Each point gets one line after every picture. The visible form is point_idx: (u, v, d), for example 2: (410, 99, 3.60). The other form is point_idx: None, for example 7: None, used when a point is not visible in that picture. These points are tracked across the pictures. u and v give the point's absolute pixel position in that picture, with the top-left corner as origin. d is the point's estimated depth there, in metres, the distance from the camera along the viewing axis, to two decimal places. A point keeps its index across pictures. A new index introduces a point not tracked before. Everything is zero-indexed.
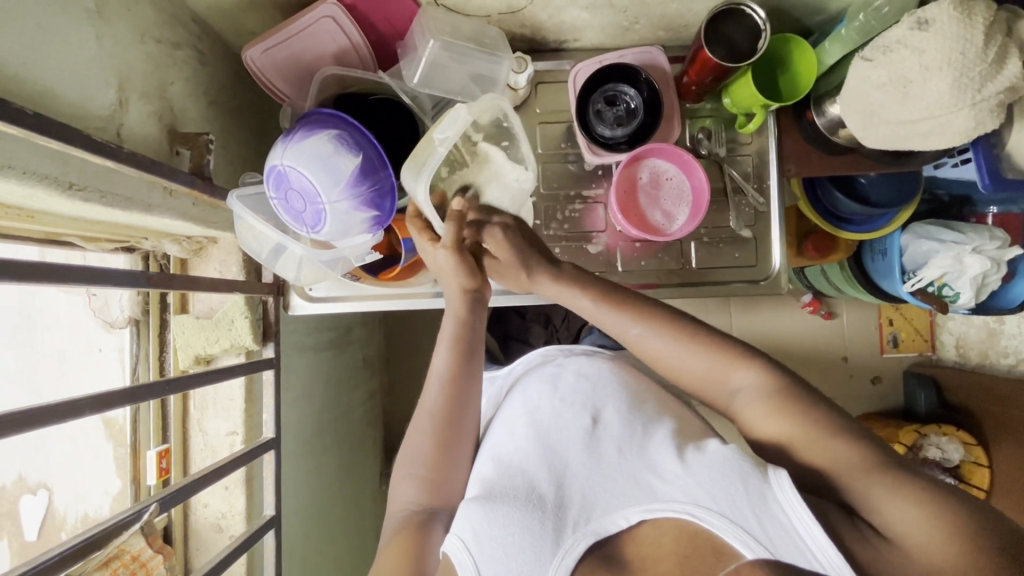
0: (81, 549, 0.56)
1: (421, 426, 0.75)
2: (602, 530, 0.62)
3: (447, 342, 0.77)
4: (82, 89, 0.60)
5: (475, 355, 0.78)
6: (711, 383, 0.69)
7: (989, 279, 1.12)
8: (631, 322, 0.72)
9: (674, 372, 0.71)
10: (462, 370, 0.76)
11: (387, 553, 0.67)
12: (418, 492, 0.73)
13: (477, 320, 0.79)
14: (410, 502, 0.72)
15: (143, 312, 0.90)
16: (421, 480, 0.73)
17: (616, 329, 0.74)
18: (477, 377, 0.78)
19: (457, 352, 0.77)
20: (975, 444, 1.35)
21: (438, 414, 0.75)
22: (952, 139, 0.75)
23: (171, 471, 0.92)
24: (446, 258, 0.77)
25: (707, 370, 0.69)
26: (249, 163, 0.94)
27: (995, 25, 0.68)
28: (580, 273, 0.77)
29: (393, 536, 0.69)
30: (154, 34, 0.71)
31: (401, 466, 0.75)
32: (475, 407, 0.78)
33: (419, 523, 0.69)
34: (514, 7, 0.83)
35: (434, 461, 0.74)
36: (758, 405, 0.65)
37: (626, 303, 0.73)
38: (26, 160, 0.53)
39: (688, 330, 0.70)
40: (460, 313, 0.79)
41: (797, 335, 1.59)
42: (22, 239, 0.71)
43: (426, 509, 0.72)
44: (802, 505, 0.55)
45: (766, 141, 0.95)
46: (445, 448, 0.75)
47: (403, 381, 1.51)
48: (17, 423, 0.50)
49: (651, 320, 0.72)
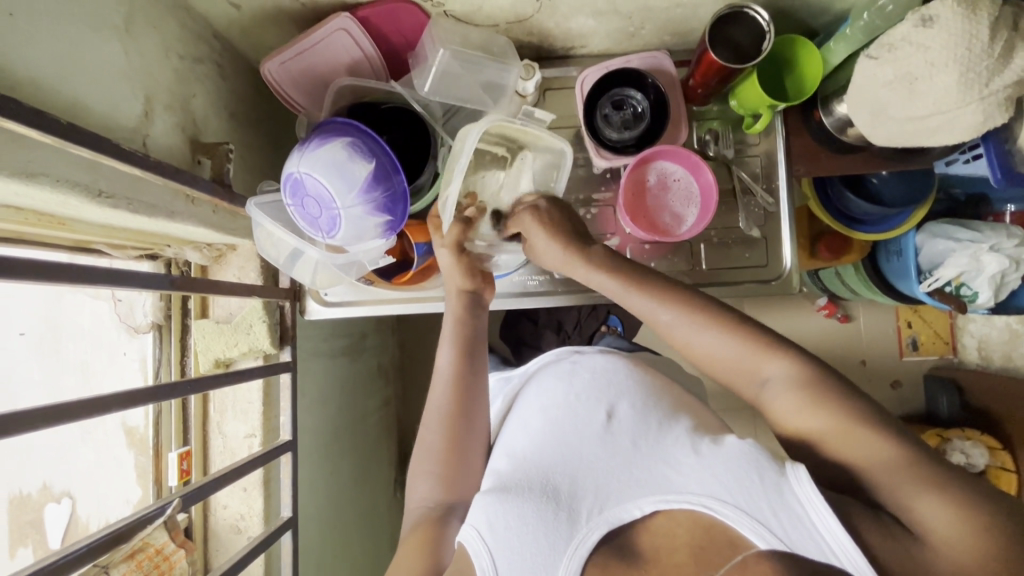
0: (108, 541, 0.58)
1: (432, 425, 0.78)
2: (617, 519, 0.62)
3: (450, 342, 0.81)
4: (112, 101, 0.63)
5: (476, 353, 0.81)
6: (741, 372, 0.68)
7: (1009, 279, 1.10)
8: (663, 308, 0.72)
9: (709, 361, 0.70)
10: (466, 368, 0.80)
11: (406, 550, 0.69)
12: (434, 488, 0.74)
13: (476, 319, 0.83)
14: (427, 498, 0.74)
15: (165, 317, 0.93)
16: (436, 478, 0.75)
17: (645, 313, 0.73)
18: (480, 375, 0.81)
19: (460, 351, 0.80)
20: (1001, 449, 1.32)
21: (446, 412, 0.77)
22: (961, 135, 0.75)
23: (191, 472, 0.94)
24: (447, 256, 0.81)
25: (738, 358, 0.68)
26: (266, 173, 0.97)
27: (1003, 17, 0.68)
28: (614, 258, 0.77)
29: (412, 531, 0.71)
30: (178, 49, 0.74)
31: (418, 463, 0.77)
32: (484, 412, 0.80)
33: (436, 517, 0.71)
34: (521, 16, 0.85)
35: (446, 458, 0.76)
36: (786, 397, 0.64)
37: (649, 286, 0.73)
38: (59, 169, 0.56)
39: (720, 318, 0.69)
40: (459, 313, 0.82)
41: (813, 339, 1.57)
42: (52, 246, 0.74)
43: (442, 505, 0.73)
44: (819, 496, 0.55)
45: (774, 142, 0.96)
46: (457, 443, 0.76)
47: (417, 387, 1.53)
48: (48, 416, 0.53)
49: (686, 306, 0.71)
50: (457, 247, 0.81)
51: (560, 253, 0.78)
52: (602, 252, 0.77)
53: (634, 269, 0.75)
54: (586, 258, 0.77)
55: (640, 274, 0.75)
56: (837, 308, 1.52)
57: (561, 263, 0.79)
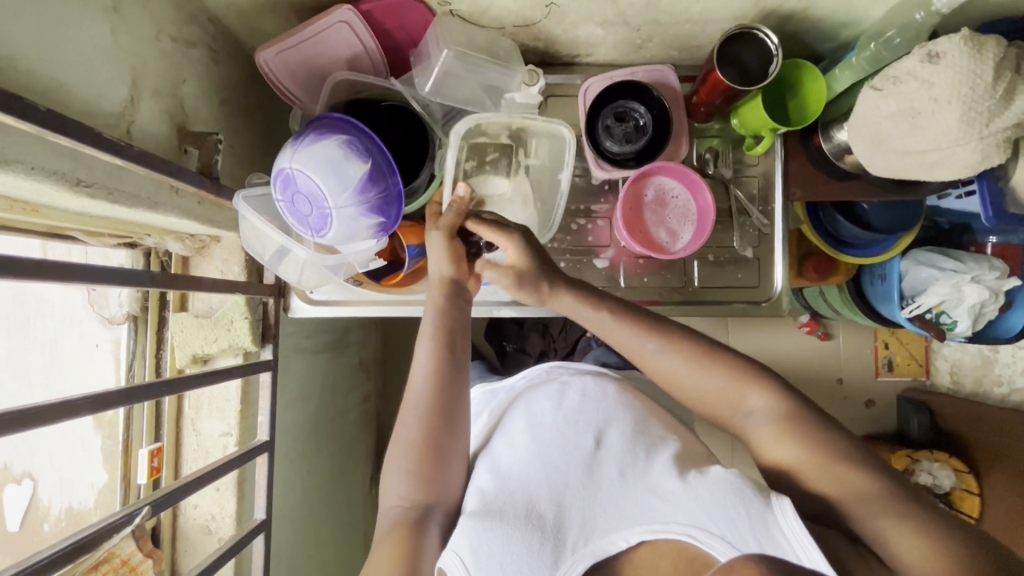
0: (71, 552, 0.55)
1: (408, 420, 0.73)
2: (601, 552, 0.62)
3: (429, 335, 0.76)
4: (96, 85, 0.59)
5: (457, 347, 0.76)
6: (724, 402, 0.68)
7: (987, 309, 1.12)
8: (646, 337, 0.71)
9: (691, 393, 0.70)
10: (446, 362, 0.75)
11: (380, 555, 0.64)
12: (409, 487, 0.70)
13: (456, 311, 0.78)
14: (404, 497, 0.70)
15: (141, 309, 0.91)
16: (412, 476, 0.71)
17: (631, 345, 0.72)
18: (461, 371, 0.77)
19: (439, 344, 0.75)
20: (967, 472, 1.35)
21: (424, 406, 0.73)
22: (958, 172, 0.75)
23: (161, 470, 0.91)
24: (438, 240, 0.77)
25: (717, 389, 0.68)
26: (257, 163, 0.94)
27: (1006, 60, 0.68)
28: (589, 286, 0.76)
29: (385, 535, 0.67)
30: (169, 32, 0.71)
31: (392, 461, 0.73)
32: (465, 412, 0.76)
33: (413, 521, 0.67)
34: (529, 21, 0.84)
35: (422, 457, 0.71)
36: (770, 432, 0.64)
37: (637, 318, 0.72)
38: (36, 156, 0.53)
39: (699, 349, 0.70)
40: (439, 303, 0.77)
41: (794, 356, 1.59)
42: (26, 233, 0.71)
43: (420, 505, 0.69)
44: (803, 529, 0.54)
45: (773, 164, 0.96)
46: (435, 444, 0.72)
47: (398, 386, 1.51)
48: (15, 423, 0.50)
49: (669, 337, 0.70)
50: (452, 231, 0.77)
51: (535, 276, 0.76)
52: (581, 280, 0.76)
53: (626, 303, 0.74)
54: (563, 285, 0.75)
55: (630, 306, 0.74)
56: (818, 326, 1.54)
57: (541, 293, 0.76)
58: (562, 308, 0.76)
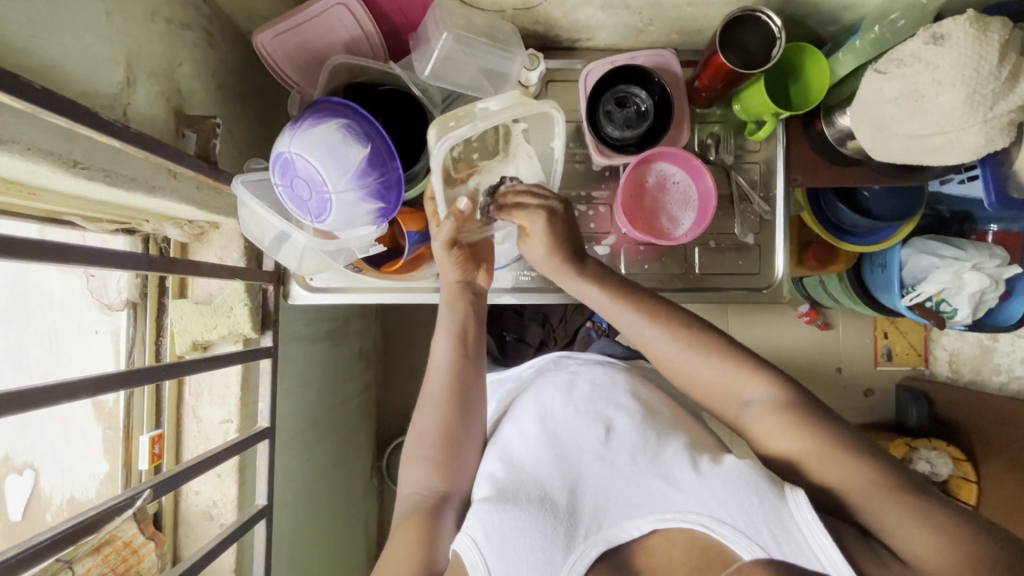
0: (73, 533, 0.55)
1: (427, 406, 0.74)
2: (615, 538, 0.61)
3: (448, 330, 0.77)
4: (91, 65, 0.59)
5: (473, 338, 0.78)
6: (723, 393, 0.68)
7: (987, 297, 1.11)
8: (647, 323, 0.71)
9: (692, 383, 0.70)
10: (465, 353, 0.76)
11: (399, 540, 0.65)
12: (429, 475, 0.71)
13: (472, 308, 0.79)
14: (421, 485, 0.71)
15: (140, 295, 0.90)
16: (431, 464, 0.71)
17: (630, 329, 0.72)
18: (478, 362, 0.78)
19: (456, 340, 0.76)
20: (964, 460, 1.35)
21: (442, 396, 0.74)
22: (962, 156, 0.74)
23: (163, 457, 0.91)
24: (440, 251, 0.78)
25: (724, 382, 0.68)
26: (255, 149, 0.94)
27: (1011, 42, 0.67)
28: (601, 272, 0.75)
29: (403, 521, 0.68)
30: (165, 14, 0.70)
31: (411, 449, 0.73)
32: (480, 404, 0.77)
33: (430, 508, 0.68)
34: (528, 3, 0.83)
35: (439, 444, 0.72)
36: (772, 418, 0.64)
37: (639, 304, 0.72)
38: (30, 136, 0.52)
39: (699, 335, 0.69)
40: (455, 301, 0.79)
41: (794, 345, 1.59)
42: (23, 217, 0.71)
43: (437, 494, 0.70)
44: (819, 524, 0.54)
45: (774, 150, 0.95)
46: (454, 432, 0.73)
47: (398, 376, 1.51)
48: (14, 403, 0.49)
49: (671, 324, 0.70)
50: (451, 243, 0.77)
51: (546, 256, 0.75)
52: (593, 268, 0.75)
53: (627, 286, 0.74)
54: (576, 269, 0.74)
55: (634, 293, 0.73)
56: (818, 315, 1.54)
57: (554, 269, 0.76)
58: (571, 289, 0.77)
